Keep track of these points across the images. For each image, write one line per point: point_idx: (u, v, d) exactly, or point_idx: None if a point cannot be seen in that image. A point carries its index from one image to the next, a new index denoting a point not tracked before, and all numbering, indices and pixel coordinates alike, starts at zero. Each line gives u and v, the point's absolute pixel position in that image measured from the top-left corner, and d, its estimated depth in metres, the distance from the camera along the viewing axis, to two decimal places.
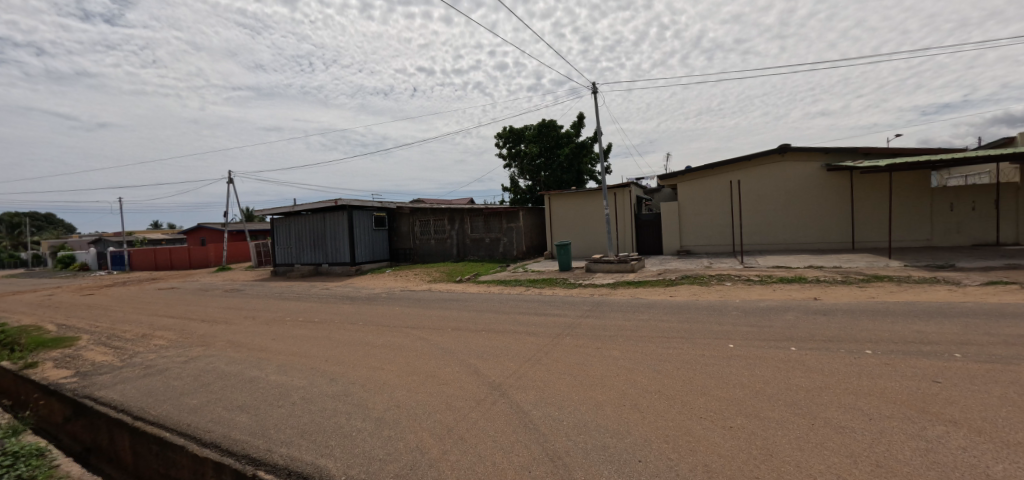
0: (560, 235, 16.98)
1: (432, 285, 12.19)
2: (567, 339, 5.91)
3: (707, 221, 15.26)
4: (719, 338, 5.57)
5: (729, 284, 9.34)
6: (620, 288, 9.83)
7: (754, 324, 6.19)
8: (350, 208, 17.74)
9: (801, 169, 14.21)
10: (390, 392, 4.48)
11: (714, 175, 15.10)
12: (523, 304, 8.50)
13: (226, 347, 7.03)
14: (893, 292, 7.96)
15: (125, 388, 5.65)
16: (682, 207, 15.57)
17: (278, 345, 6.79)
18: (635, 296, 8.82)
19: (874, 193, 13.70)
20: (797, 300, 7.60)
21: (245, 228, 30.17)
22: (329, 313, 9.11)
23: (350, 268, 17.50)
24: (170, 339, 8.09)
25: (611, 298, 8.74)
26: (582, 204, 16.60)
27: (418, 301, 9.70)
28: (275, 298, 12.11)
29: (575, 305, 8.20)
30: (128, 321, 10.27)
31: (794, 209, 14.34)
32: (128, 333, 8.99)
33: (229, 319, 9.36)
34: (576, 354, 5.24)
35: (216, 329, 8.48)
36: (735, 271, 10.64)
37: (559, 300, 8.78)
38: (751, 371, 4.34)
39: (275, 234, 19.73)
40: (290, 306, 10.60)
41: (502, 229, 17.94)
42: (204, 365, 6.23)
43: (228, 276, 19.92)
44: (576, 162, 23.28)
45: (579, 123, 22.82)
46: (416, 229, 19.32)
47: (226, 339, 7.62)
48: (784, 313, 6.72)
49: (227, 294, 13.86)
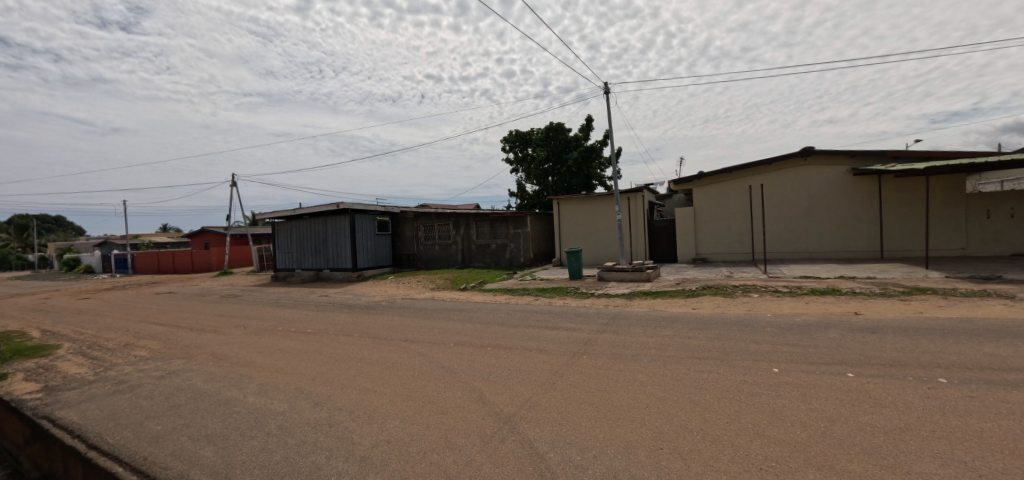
0: (568, 241, 16.27)
1: (435, 293, 11.54)
2: (584, 359, 5.21)
3: (724, 228, 14.53)
4: (759, 360, 4.85)
5: (755, 296, 8.59)
6: (636, 299, 9.12)
7: (795, 343, 5.47)
8: (351, 212, 17.21)
9: (826, 173, 13.45)
10: (381, 422, 3.84)
11: (731, 179, 14.41)
12: (533, 316, 7.77)
13: (208, 361, 6.43)
14: (943, 306, 7.19)
15: (89, 407, 5.05)
16: (697, 213, 14.88)
17: (264, 359, 6.18)
18: (655, 308, 8.11)
19: (905, 198, 12.85)
20: (837, 315, 6.86)
21: (247, 232, 29.69)
22: (323, 323, 8.47)
23: (351, 274, 16.92)
24: (152, 350, 7.49)
25: (628, 311, 8.00)
26: (591, 209, 15.93)
27: (419, 311, 9.02)
28: (270, 306, 11.50)
29: (589, 319, 7.46)
30: (115, 328, 9.76)
31: (818, 215, 13.55)
32: (110, 342, 8.41)
33: (218, 328, 8.76)
34: (595, 378, 4.56)
35: (203, 339, 7.91)
36: (759, 282, 9.86)
37: (571, 312, 8.03)
38: (808, 404, 3.65)
39: (275, 238, 19.23)
40: (285, 314, 9.97)
41: (509, 235, 17.25)
42: (180, 382, 5.62)
43: (227, 281, 19.40)
44: (585, 166, 22.54)
45: (589, 126, 22.14)
46: (419, 234, 18.74)
47: (210, 351, 6.99)
48: (827, 331, 5.99)
49: (222, 301, 13.28)
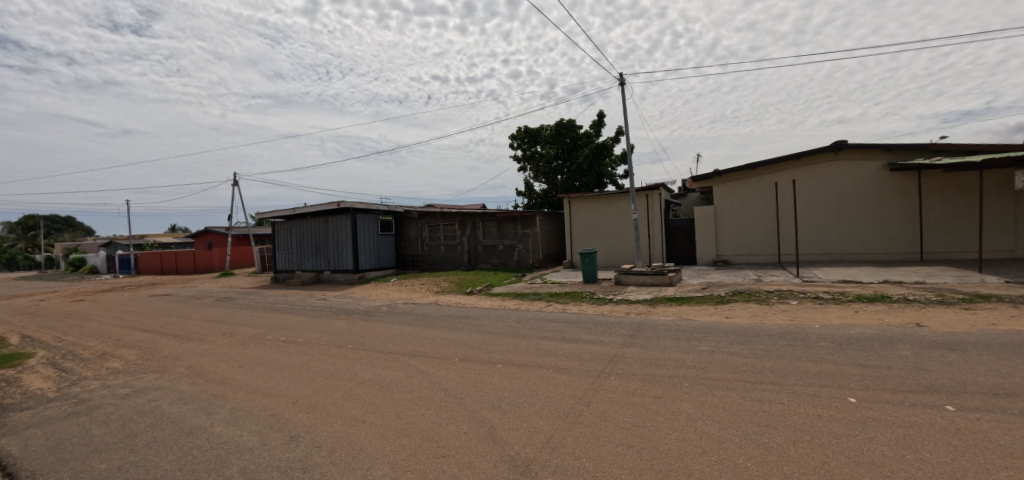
0: (580, 242, 15.43)
1: (439, 298, 10.77)
2: (612, 381, 4.40)
3: (747, 228, 13.65)
4: (829, 387, 4.00)
5: (793, 303, 7.75)
6: (660, 305, 8.28)
7: (862, 363, 4.62)
8: (353, 212, 16.52)
9: (859, 169, 12.52)
10: (367, 467, 3.06)
11: (755, 176, 13.54)
12: (546, 326, 6.97)
13: (183, 376, 5.69)
14: (1018, 317, 6.28)
15: (33, 435, 4.31)
16: (718, 212, 14.00)
17: (245, 375, 5.44)
18: (683, 317, 7.27)
19: (947, 195, 11.88)
20: (897, 328, 5.99)
21: (249, 232, 29.17)
22: (316, 331, 7.73)
23: (353, 276, 16.25)
24: (127, 362, 6.78)
25: (653, 320, 7.16)
26: (605, 208, 15.08)
27: (421, 318, 8.25)
28: (264, 310, 10.81)
29: (611, 329, 6.63)
30: (97, 335, 9.09)
31: (850, 214, 12.61)
32: (85, 351, 7.72)
33: (204, 337, 8.05)
34: (630, 408, 3.75)
35: (184, 349, 7.19)
36: (795, 287, 8.98)
37: (590, 321, 7.20)
38: (917, 455, 2.81)
39: (275, 238, 18.62)
40: (277, 320, 9.25)
41: (517, 235, 16.46)
42: (145, 403, 4.87)
43: (226, 283, 18.78)
44: (596, 164, 21.67)
45: (600, 122, 21.29)
46: (424, 234, 18.03)
47: (188, 364, 6.26)
48: (894, 348, 5.12)
49: (216, 304, 12.61)
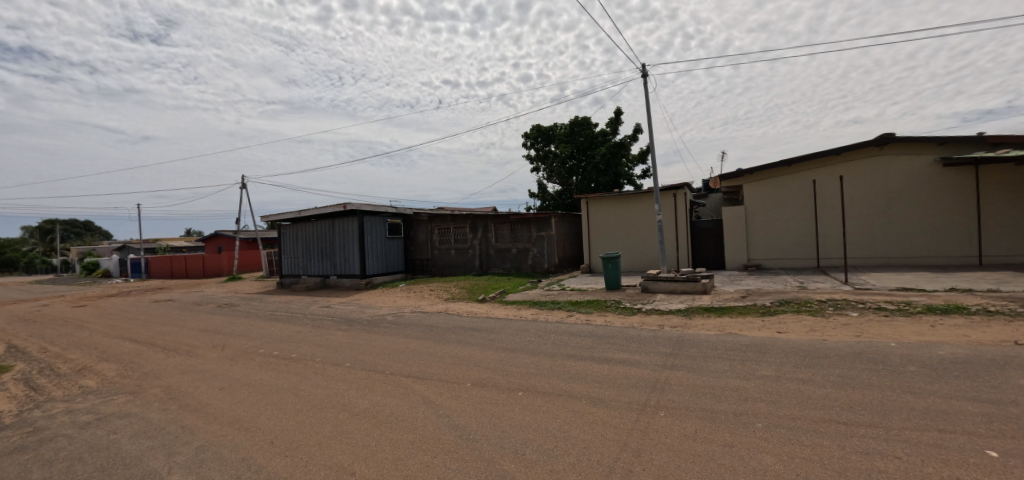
0: (599, 245, 14.53)
1: (448, 306, 9.98)
2: (664, 421, 3.52)
3: (782, 230, 12.63)
4: (957, 436, 3.06)
5: (855, 315, 6.91)
6: (697, 317, 7.36)
7: (979, 399, 3.68)
8: (360, 214, 15.87)
9: (907, 164, 11.46)
10: None
11: (790, 174, 12.55)
12: (571, 342, 6.11)
13: (156, 400, 4.94)
14: None
15: None
16: (749, 212, 13.01)
17: (225, 401, 4.67)
18: (727, 332, 6.35)
19: (1009, 192, 10.76)
20: (994, 348, 5.02)
21: (257, 236, 28.82)
22: (314, 344, 6.98)
23: (360, 281, 15.58)
24: (103, 378, 6.07)
25: (693, 335, 6.25)
26: (626, 209, 14.17)
27: (429, 329, 7.46)
28: (264, 318, 10.13)
29: (647, 347, 5.75)
30: (84, 344, 8.46)
31: (898, 214, 11.53)
32: (64, 364, 7.04)
33: (193, 349, 7.34)
34: (697, 463, 2.87)
35: (168, 364, 6.47)
36: (848, 296, 8.01)
37: (620, 336, 6.33)
38: None
39: (281, 242, 18.07)
40: (275, 330, 8.55)
41: (531, 238, 15.61)
42: (104, 436, 4.11)
43: (231, 288, 18.25)
44: (613, 164, 20.75)
45: (617, 119, 20.42)
46: (434, 238, 17.30)
47: (167, 384, 5.53)
48: (1007, 376, 4.16)
49: (216, 311, 11.98)
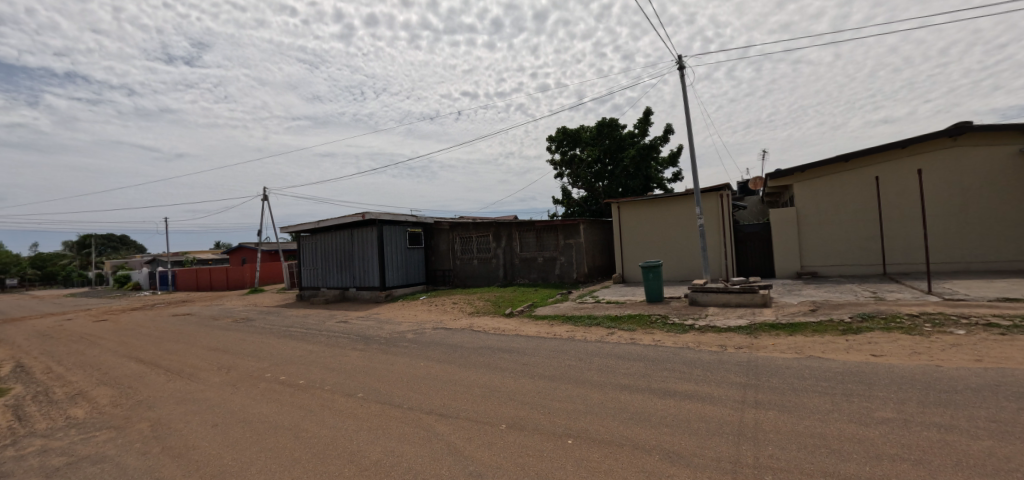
0: (633, 253, 13.50)
1: (473, 321, 9.15)
2: None
3: (839, 233, 11.43)
4: None
5: (961, 333, 5.75)
6: (764, 335, 6.29)
7: None
8: (379, 223, 15.30)
9: (986, 155, 10.20)
10: None
11: (846, 171, 11.40)
12: (620, 368, 5.18)
13: (139, 439, 4.22)
14: None
15: None
16: (801, 215, 11.85)
17: (215, 443, 3.91)
18: (808, 356, 5.30)
19: None
20: None
21: (279, 248, 28.78)
22: (325, 367, 6.24)
23: (379, 294, 14.95)
24: (92, 407, 5.43)
25: (767, 360, 5.22)
26: (661, 214, 13.14)
27: (453, 350, 6.63)
28: (278, 335, 9.52)
29: (715, 375, 4.76)
30: (89, 364, 7.94)
31: (978, 212, 10.22)
32: (61, 387, 6.49)
33: (196, 372, 6.70)
34: None
35: (166, 390, 5.81)
36: (942, 310, 6.81)
37: (678, 361, 5.33)
38: None
39: (301, 254, 17.68)
40: (287, 349, 7.88)
41: (559, 246, 14.70)
42: None
43: (250, 301, 17.91)
44: (642, 167, 19.72)
45: (645, 120, 19.45)
46: (455, 247, 16.58)
47: (158, 416, 4.83)
48: None
49: (231, 326, 11.48)
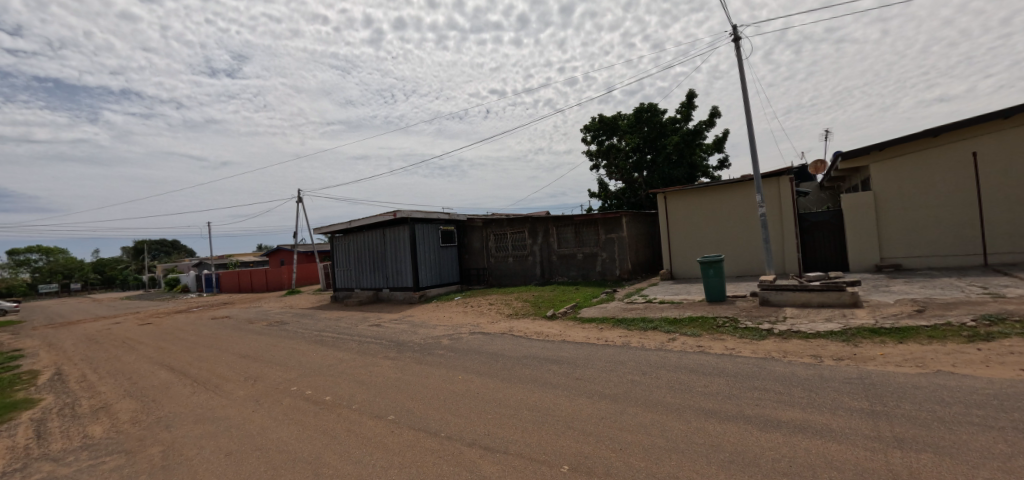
0: (682, 247, 12.40)
1: (512, 325, 8.43)
2: None
3: (928, 219, 9.94)
4: None
5: None
6: (866, 342, 5.21)
7: None
8: (411, 222, 14.85)
9: None
10: None
11: (936, 147, 9.88)
12: (696, 385, 4.30)
13: (144, 468, 3.71)
14: None
15: None
16: (880, 199, 10.40)
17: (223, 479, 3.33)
18: (938, 372, 4.23)
19: None
20: None
21: (315, 250, 29.19)
22: (355, 379, 5.68)
23: (413, 294, 14.52)
24: (111, 424, 5.06)
25: (883, 376, 4.20)
26: (714, 203, 11.96)
27: (493, 360, 5.93)
28: (310, 340, 9.16)
29: (824, 398, 3.80)
30: (123, 371, 7.78)
31: None
32: (90, 398, 6.25)
33: (223, 382, 6.31)
34: None
35: (188, 404, 5.40)
36: None
37: (768, 377, 4.39)
38: None
39: (334, 255, 17.53)
40: (318, 357, 7.43)
41: (599, 242, 13.75)
42: None
43: (287, 303, 17.96)
44: (686, 154, 18.41)
45: (688, 104, 18.11)
46: (489, 245, 15.94)
47: (172, 438, 4.36)
48: None
49: (266, 330, 11.28)
